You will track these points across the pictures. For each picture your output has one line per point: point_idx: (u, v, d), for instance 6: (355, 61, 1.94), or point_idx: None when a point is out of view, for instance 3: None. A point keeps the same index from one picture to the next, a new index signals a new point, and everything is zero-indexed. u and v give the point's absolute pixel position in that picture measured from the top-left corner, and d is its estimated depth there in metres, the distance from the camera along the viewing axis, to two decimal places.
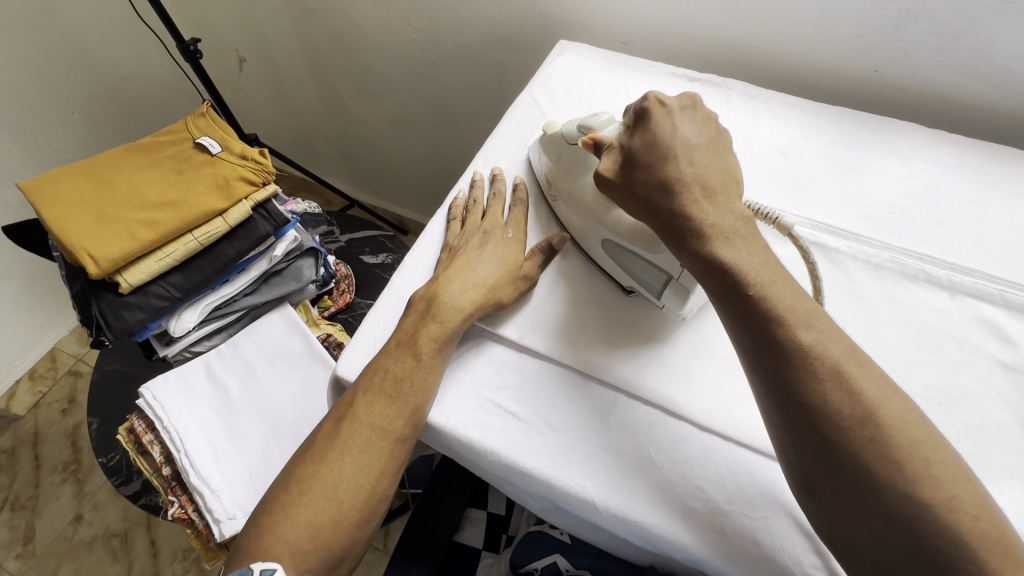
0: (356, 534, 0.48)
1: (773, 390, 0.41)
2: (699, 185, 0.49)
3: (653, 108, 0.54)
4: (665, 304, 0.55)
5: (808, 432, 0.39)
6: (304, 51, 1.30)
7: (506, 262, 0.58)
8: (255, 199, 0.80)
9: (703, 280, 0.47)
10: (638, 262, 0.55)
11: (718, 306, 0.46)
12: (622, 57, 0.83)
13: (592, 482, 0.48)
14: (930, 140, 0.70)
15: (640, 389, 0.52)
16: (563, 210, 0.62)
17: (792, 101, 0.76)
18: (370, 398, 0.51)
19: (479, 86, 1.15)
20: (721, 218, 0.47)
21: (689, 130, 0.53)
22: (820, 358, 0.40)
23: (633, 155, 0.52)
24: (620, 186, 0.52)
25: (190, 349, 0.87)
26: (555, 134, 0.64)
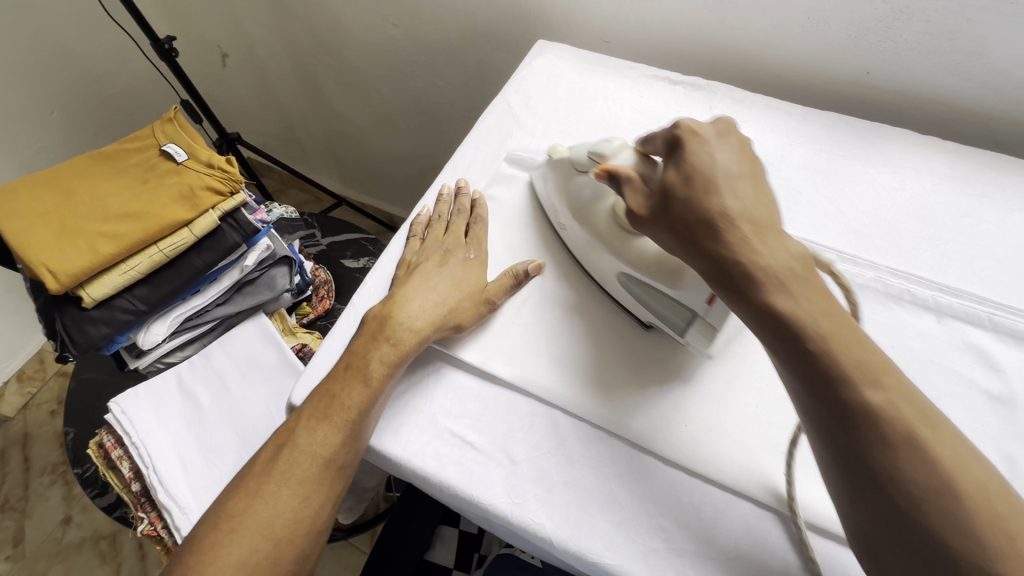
0: (294, 567, 0.48)
1: (836, 453, 0.36)
2: (747, 223, 0.42)
3: (686, 136, 0.48)
4: (688, 342, 0.51)
5: (871, 494, 0.34)
6: (285, 45, 1.26)
7: (465, 283, 0.56)
8: (222, 208, 0.77)
9: (757, 330, 0.41)
10: (658, 298, 0.51)
11: (772, 356, 0.40)
12: (601, 58, 0.79)
13: (550, 519, 0.46)
14: (923, 148, 0.66)
15: (603, 420, 0.50)
16: (573, 240, 0.59)
17: (778, 105, 0.72)
18: (312, 426, 0.49)
19: (463, 84, 1.12)
20: (776, 260, 0.41)
21: (728, 159, 0.46)
22: (892, 420, 0.35)
23: (668, 188, 0.46)
24: (655, 224, 0.47)
25: (164, 361, 0.85)
26: (564, 159, 0.61)
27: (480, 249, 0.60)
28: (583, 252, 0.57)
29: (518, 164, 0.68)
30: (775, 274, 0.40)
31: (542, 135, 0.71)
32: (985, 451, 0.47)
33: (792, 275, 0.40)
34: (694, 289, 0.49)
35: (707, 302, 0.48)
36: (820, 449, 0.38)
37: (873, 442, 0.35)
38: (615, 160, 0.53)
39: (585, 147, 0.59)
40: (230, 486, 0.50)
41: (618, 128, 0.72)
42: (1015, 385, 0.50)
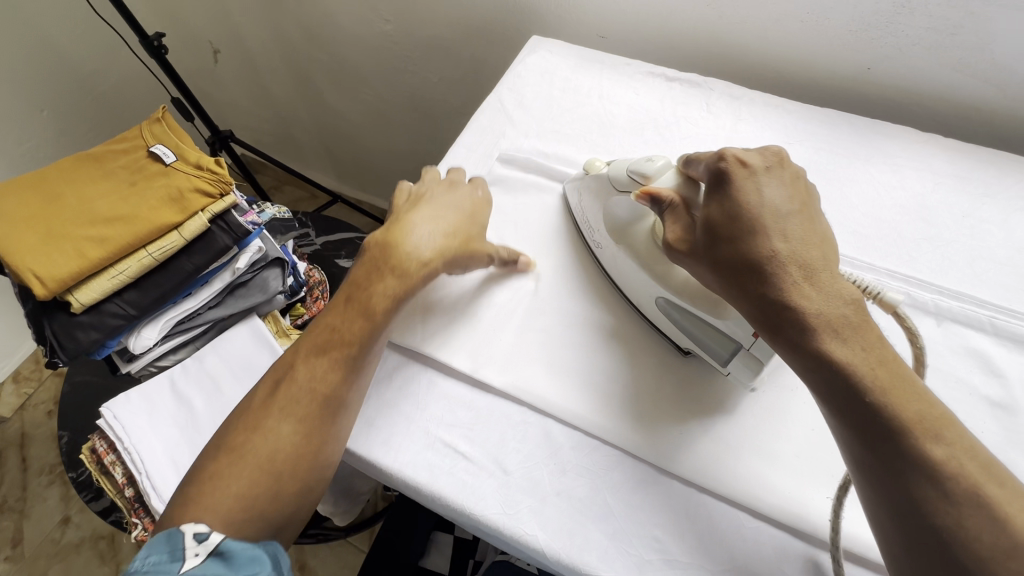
0: (296, 504, 0.46)
1: (893, 508, 0.35)
2: (798, 265, 0.41)
3: (732, 170, 0.46)
4: (731, 372, 0.50)
5: (923, 541, 0.34)
6: (277, 41, 1.24)
7: (472, 218, 0.58)
8: (212, 211, 0.76)
9: (804, 374, 0.40)
10: (701, 326, 0.50)
11: (821, 403, 0.39)
12: (596, 53, 0.77)
13: (543, 530, 0.45)
14: (923, 146, 0.65)
15: (597, 428, 0.49)
16: (610, 260, 0.57)
17: (777, 102, 0.70)
18: (314, 360, 0.50)
19: (457, 80, 1.10)
20: (829, 304, 0.40)
21: (776, 196, 0.45)
22: (954, 476, 0.34)
23: (710, 226, 0.45)
24: (696, 261, 0.46)
25: (156, 364, 0.85)
26: (601, 175, 0.58)
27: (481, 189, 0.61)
28: (620, 273, 0.56)
29: (511, 164, 0.67)
30: (829, 321, 0.39)
31: (536, 134, 0.70)
32: None
33: (848, 322, 0.39)
34: (739, 322, 0.47)
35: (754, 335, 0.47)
36: (868, 497, 0.37)
37: (932, 499, 0.34)
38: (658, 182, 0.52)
39: (624, 163, 0.56)
40: (228, 424, 0.49)
41: (614, 126, 0.70)
42: (1016, 391, 0.49)
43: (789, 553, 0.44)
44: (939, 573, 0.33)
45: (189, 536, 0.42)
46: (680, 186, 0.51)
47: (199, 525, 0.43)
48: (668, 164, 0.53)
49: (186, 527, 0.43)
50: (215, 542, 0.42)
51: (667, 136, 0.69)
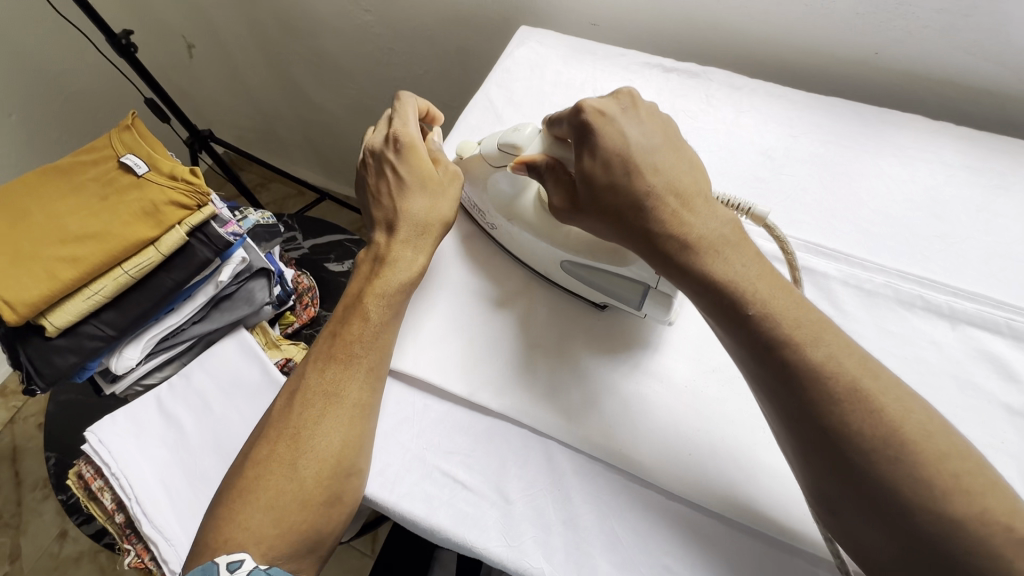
0: (326, 514, 0.45)
1: (789, 418, 0.37)
2: (673, 193, 0.43)
3: (592, 119, 0.45)
4: (648, 314, 0.51)
5: (825, 455, 0.35)
6: (254, 34, 1.18)
7: (412, 173, 0.54)
8: (190, 223, 0.72)
9: (695, 299, 0.42)
10: (607, 277, 0.50)
11: (712, 322, 0.41)
12: (588, 44, 0.73)
13: (548, 562, 0.43)
14: (934, 135, 0.62)
15: (602, 451, 0.47)
16: (508, 238, 0.56)
17: (780, 92, 0.67)
18: (320, 366, 0.48)
19: (444, 72, 1.06)
20: (703, 226, 0.42)
21: (638, 132, 0.45)
22: (834, 377, 0.36)
23: (586, 176, 0.44)
24: (587, 213, 0.46)
25: (142, 383, 0.82)
26: (474, 156, 0.57)
27: (413, 131, 0.56)
28: (522, 248, 0.55)
29: None
30: (704, 241, 0.41)
31: None
32: (1006, 470, 0.45)
33: (719, 238, 0.42)
34: (642, 266, 0.48)
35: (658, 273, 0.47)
36: (771, 418, 0.39)
37: (822, 409, 0.36)
38: (526, 150, 0.50)
39: (493, 138, 0.54)
40: (245, 446, 0.48)
41: None
42: None
43: None
44: (833, 468, 0.35)
45: (222, 566, 0.41)
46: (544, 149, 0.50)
47: (232, 554, 0.42)
48: (531, 126, 0.51)
49: (219, 558, 0.42)
50: (247, 570, 0.41)
51: None
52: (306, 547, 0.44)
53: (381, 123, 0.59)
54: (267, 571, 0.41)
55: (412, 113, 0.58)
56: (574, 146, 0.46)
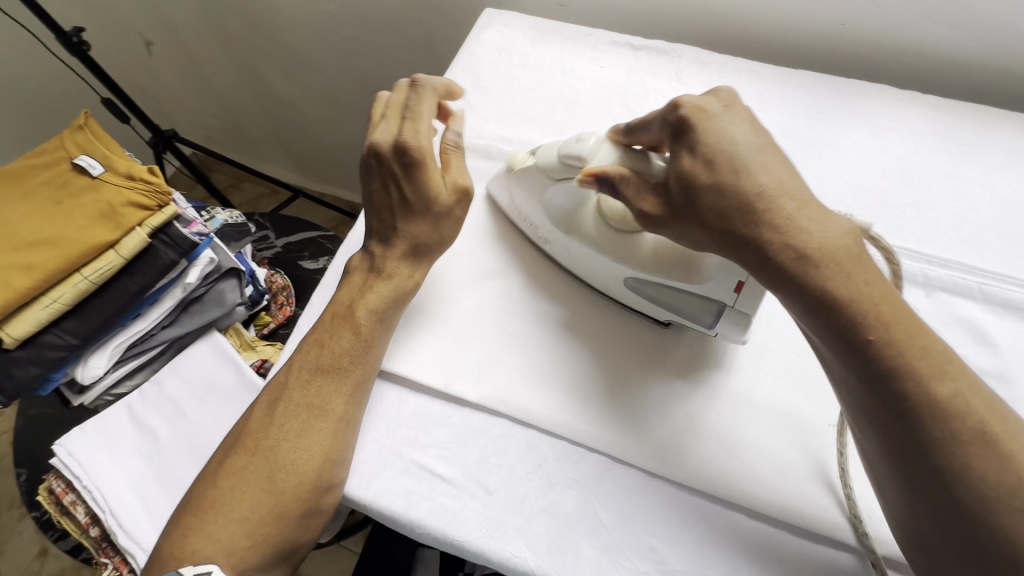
0: (300, 525, 0.44)
1: (899, 453, 0.35)
2: (782, 196, 0.38)
3: (694, 117, 0.42)
4: (720, 332, 0.48)
5: (936, 495, 0.34)
6: (214, 29, 1.14)
7: (419, 195, 0.50)
8: (151, 224, 0.69)
9: (802, 316, 0.38)
10: (677, 295, 0.48)
11: (819, 343, 0.38)
12: (556, 24, 0.72)
13: (532, 550, 0.42)
14: (902, 104, 0.62)
15: (583, 436, 0.46)
16: (563, 253, 0.53)
17: (749, 67, 0.66)
18: (305, 377, 0.46)
19: (413, 61, 1.03)
20: (824, 238, 0.37)
21: (744, 131, 0.41)
22: (961, 415, 0.33)
23: (686, 177, 0.41)
24: (681, 220, 0.42)
25: (111, 392, 0.79)
26: (532, 166, 0.53)
27: (427, 144, 0.50)
28: (580, 263, 0.52)
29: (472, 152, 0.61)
30: (824, 254, 0.36)
31: (496, 118, 0.64)
32: None
33: (846, 249, 0.37)
34: (716, 283, 0.46)
35: (735, 290, 0.45)
36: (873, 449, 0.37)
37: (940, 443, 0.33)
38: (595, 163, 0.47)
39: (553, 149, 0.51)
40: (219, 450, 0.47)
41: (579, 104, 0.65)
42: (1009, 360, 0.48)
43: (789, 552, 0.42)
44: (944, 510, 0.33)
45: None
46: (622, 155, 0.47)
47: (200, 565, 0.41)
48: (597, 137, 0.48)
49: (184, 568, 0.41)
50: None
51: (636, 112, 0.64)
52: (281, 555, 0.43)
53: (393, 116, 0.52)
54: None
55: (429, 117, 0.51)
56: (673, 145, 0.43)
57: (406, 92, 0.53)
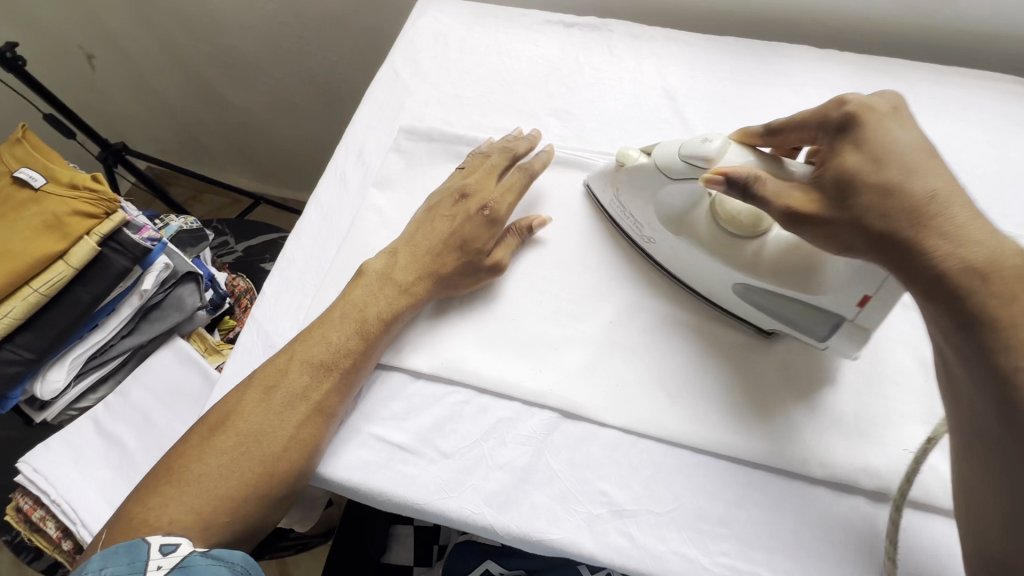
0: (274, 505, 0.45)
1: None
2: (953, 204, 0.35)
3: (864, 117, 0.40)
4: (830, 345, 0.46)
5: None
6: (156, 37, 1.13)
7: (468, 242, 0.52)
8: (99, 232, 0.69)
9: (942, 328, 0.34)
10: (790, 306, 0.45)
11: (955, 357, 0.33)
12: (491, 8, 0.73)
13: (489, 506, 0.44)
14: (821, 62, 0.66)
15: (535, 395, 0.48)
16: (669, 255, 0.51)
17: (678, 36, 0.69)
18: (308, 373, 0.47)
19: (358, 56, 1.03)
20: (985, 250, 0.33)
21: (914, 139, 0.39)
22: None
23: (849, 173, 0.38)
24: (832, 219, 0.38)
25: (75, 407, 0.78)
26: (643, 164, 0.49)
27: (506, 211, 0.53)
28: (685, 265, 0.50)
29: (414, 135, 0.61)
30: (1002, 266, 0.32)
31: (436, 101, 0.65)
32: (902, 359, 0.47)
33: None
34: (837, 296, 0.42)
35: (859, 304, 0.41)
36: (991, 482, 0.32)
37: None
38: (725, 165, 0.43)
39: (669, 147, 0.47)
40: (203, 424, 0.47)
41: (516, 82, 0.66)
42: None
43: (734, 486, 0.44)
44: None
45: (155, 547, 0.41)
46: (755, 159, 0.44)
47: (168, 537, 0.41)
48: (722, 137, 0.44)
49: (151, 537, 0.41)
50: (182, 554, 0.40)
51: (571, 86, 0.66)
52: (249, 533, 0.44)
53: (499, 172, 0.56)
54: (205, 555, 0.41)
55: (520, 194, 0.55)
56: (833, 142, 0.41)
57: (507, 164, 0.56)
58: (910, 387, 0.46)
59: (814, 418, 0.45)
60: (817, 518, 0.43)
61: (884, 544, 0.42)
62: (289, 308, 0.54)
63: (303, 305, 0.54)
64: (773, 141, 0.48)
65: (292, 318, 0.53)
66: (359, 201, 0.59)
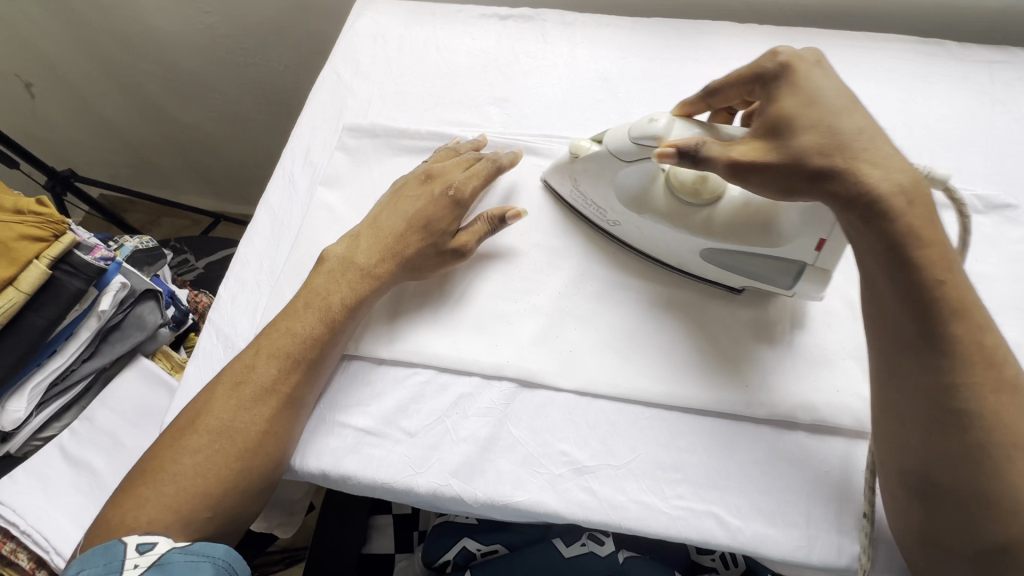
0: (253, 498, 0.45)
1: (932, 388, 0.36)
2: (873, 139, 0.38)
3: (795, 68, 0.43)
4: (795, 292, 0.49)
5: (952, 433, 0.35)
6: (95, 60, 1.11)
7: (432, 225, 0.52)
8: (49, 255, 0.68)
9: (865, 251, 0.38)
10: (753, 260, 0.48)
11: (878, 275, 0.37)
12: (427, 6, 0.75)
13: (455, 477, 0.46)
14: (743, 36, 0.69)
15: (493, 367, 0.50)
16: (633, 233, 0.52)
17: (607, 21, 0.72)
18: (275, 363, 0.47)
19: (303, 58, 1.05)
20: (891, 175, 0.37)
21: (836, 86, 0.41)
22: (989, 363, 0.35)
23: (787, 116, 0.40)
24: (771, 162, 0.40)
25: (39, 436, 0.76)
26: (595, 152, 0.49)
27: (470, 191, 0.53)
28: (652, 241, 0.52)
29: (358, 133, 0.62)
30: (913, 192, 0.37)
31: (378, 99, 0.67)
32: (831, 301, 0.51)
33: (927, 200, 0.37)
34: (797, 242, 0.45)
35: (815, 249, 0.45)
36: (903, 387, 0.37)
37: (976, 389, 0.35)
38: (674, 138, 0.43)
39: (618, 131, 0.47)
40: (173, 426, 0.47)
41: (456, 75, 0.68)
42: None
43: (686, 433, 0.47)
44: (950, 443, 0.35)
45: (131, 546, 0.41)
46: (699, 129, 0.44)
47: (144, 536, 0.41)
48: (667, 116, 0.45)
49: (127, 538, 0.41)
50: (160, 552, 0.41)
51: (509, 74, 0.68)
52: (228, 527, 0.45)
53: (464, 160, 0.56)
54: (185, 550, 0.41)
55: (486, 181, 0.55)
56: (771, 93, 0.43)
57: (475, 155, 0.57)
58: (839, 327, 0.50)
59: (755, 364, 0.48)
60: (763, 455, 0.46)
61: (825, 471, 0.45)
62: (246, 308, 0.54)
63: (259, 306, 0.54)
64: (711, 102, 0.50)
65: (249, 319, 0.54)
66: (308, 201, 0.60)
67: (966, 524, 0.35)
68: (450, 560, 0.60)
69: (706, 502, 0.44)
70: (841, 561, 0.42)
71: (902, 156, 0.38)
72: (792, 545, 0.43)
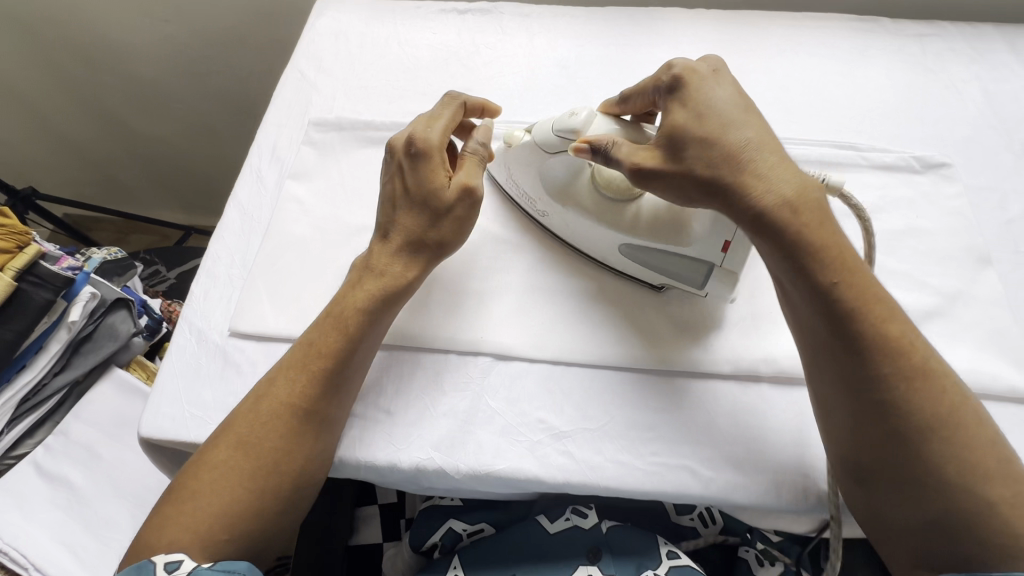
0: (275, 521, 0.43)
1: (846, 378, 0.39)
2: (762, 151, 0.42)
3: (687, 76, 0.45)
4: (709, 293, 0.50)
5: (873, 422, 0.38)
6: (50, 77, 1.09)
7: (420, 189, 0.48)
8: (13, 267, 0.66)
9: (775, 257, 0.41)
10: (666, 258, 0.49)
11: (790, 279, 0.41)
12: (387, 4, 0.76)
13: (436, 451, 0.47)
14: (693, 20, 0.72)
15: (468, 343, 0.51)
16: (559, 224, 0.54)
17: (564, 11, 0.74)
18: (290, 377, 0.45)
19: (266, 61, 1.05)
20: (781, 184, 0.40)
21: (728, 94, 0.44)
22: (898, 356, 0.38)
23: (679, 129, 0.43)
24: (667, 173, 0.43)
25: (12, 455, 0.74)
26: (526, 142, 0.52)
27: (436, 135, 0.49)
28: (577, 233, 0.53)
29: (324, 127, 0.63)
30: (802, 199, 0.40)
31: (343, 94, 0.68)
32: None
33: (816, 198, 0.41)
34: (705, 243, 0.47)
35: (723, 249, 0.47)
36: (824, 378, 0.41)
37: (885, 378, 0.38)
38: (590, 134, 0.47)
39: (544, 124, 0.50)
40: (207, 438, 0.45)
41: (419, 68, 0.70)
42: None
43: (658, 392, 0.49)
44: (872, 428, 0.38)
45: (161, 566, 0.39)
46: (618, 128, 0.48)
47: (171, 555, 0.40)
48: (588, 111, 0.48)
49: (156, 557, 0.40)
50: (187, 570, 0.39)
51: (471, 65, 0.70)
52: (253, 550, 0.43)
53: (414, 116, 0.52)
54: (212, 569, 0.40)
55: (451, 119, 0.51)
56: (666, 98, 0.45)
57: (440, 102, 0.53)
58: None
59: (716, 324, 0.51)
60: (728, 407, 0.48)
61: (788, 418, 0.47)
62: (219, 303, 0.55)
63: (233, 299, 0.55)
64: (626, 109, 0.51)
65: (224, 312, 0.54)
66: (277, 194, 0.61)
67: (902, 503, 0.38)
68: (437, 542, 0.60)
69: (676, 456, 0.46)
70: (806, 500, 0.45)
71: (789, 160, 0.42)
72: (760, 491, 0.45)
